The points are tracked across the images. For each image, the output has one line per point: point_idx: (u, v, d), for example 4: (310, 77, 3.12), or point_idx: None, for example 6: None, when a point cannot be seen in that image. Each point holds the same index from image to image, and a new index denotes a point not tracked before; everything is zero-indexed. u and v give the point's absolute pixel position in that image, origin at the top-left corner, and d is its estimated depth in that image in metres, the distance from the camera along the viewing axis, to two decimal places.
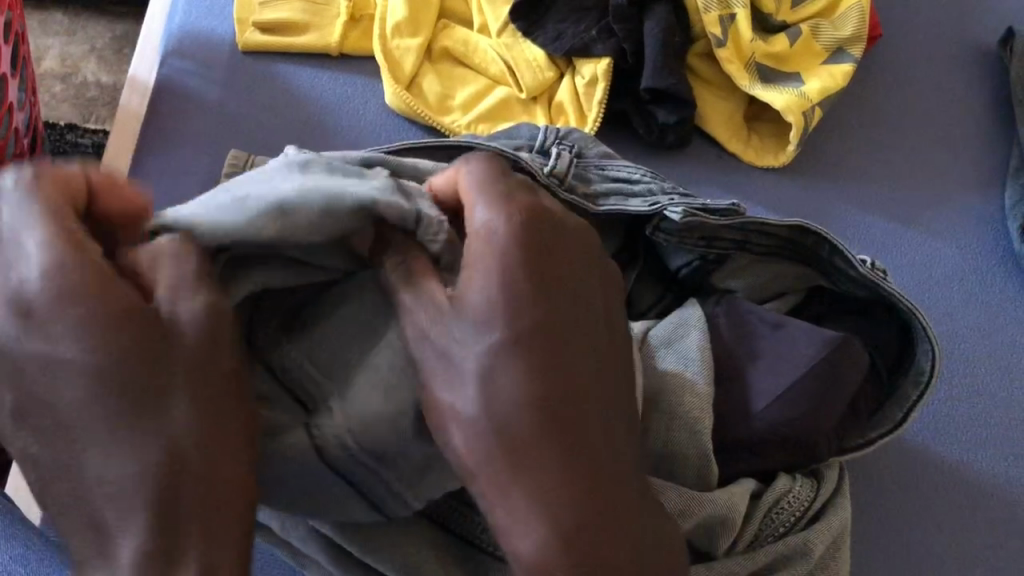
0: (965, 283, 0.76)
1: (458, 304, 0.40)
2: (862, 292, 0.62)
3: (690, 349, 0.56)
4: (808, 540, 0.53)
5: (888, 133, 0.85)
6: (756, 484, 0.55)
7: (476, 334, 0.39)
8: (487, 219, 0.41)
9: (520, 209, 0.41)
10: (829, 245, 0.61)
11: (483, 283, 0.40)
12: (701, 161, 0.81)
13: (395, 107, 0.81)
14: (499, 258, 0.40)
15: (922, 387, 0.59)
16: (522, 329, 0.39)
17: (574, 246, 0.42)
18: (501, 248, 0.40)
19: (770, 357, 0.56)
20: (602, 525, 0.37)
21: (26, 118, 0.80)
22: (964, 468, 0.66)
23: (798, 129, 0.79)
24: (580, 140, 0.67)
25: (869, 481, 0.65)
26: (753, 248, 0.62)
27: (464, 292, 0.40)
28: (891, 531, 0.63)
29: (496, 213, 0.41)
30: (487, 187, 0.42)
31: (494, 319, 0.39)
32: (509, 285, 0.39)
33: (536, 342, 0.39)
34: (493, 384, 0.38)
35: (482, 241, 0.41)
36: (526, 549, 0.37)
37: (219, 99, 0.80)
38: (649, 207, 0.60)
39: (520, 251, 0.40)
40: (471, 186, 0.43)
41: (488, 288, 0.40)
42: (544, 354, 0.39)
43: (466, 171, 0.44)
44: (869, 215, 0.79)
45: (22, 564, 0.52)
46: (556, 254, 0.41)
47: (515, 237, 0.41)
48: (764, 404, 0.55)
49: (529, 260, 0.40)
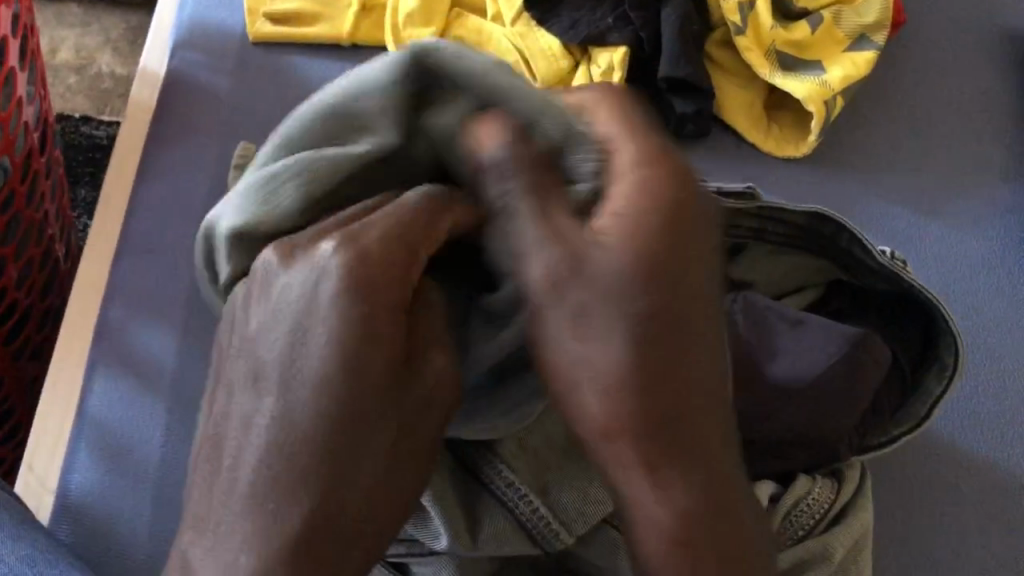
0: (992, 277, 0.74)
1: (585, 284, 0.41)
2: (882, 283, 0.60)
3: None
4: (828, 544, 0.52)
5: (913, 121, 0.82)
6: (775, 486, 0.54)
7: (610, 329, 0.40)
8: (610, 205, 0.42)
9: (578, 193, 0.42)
10: (847, 233, 0.59)
11: (613, 275, 0.41)
12: (720, 151, 0.80)
13: None
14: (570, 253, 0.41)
15: (946, 379, 0.57)
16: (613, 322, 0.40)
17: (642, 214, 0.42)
18: (619, 230, 0.41)
19: (789, 354, 0.55)
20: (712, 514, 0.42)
21: (36, 111, 0.80)
22: (991, 468, 0.64)
23: (819, 119, 0.78)
24: None
25: (892, 481, 0.63)
26: (769, 238, 0.61)
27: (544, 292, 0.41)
28: (915, 532, 0.61)
29: (620, 196, 0.42)
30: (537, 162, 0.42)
31: (620, 312, 0.40)
32: (648, 270, 0.40)
33: (659, 325, 0.40)
34: (627, 372, 0.40)
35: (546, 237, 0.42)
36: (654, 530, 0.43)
37: (230, 91, 0.79)
38: None
39: (645, 230, 0.41)
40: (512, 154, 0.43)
41: (624, 273, 0.40)
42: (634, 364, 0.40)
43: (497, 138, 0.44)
44: (893, 206, 0.77)
45: (31, 565, 0.51)
46: (690, 230, 0.41)
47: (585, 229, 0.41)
48: (782, 403, 0.53)
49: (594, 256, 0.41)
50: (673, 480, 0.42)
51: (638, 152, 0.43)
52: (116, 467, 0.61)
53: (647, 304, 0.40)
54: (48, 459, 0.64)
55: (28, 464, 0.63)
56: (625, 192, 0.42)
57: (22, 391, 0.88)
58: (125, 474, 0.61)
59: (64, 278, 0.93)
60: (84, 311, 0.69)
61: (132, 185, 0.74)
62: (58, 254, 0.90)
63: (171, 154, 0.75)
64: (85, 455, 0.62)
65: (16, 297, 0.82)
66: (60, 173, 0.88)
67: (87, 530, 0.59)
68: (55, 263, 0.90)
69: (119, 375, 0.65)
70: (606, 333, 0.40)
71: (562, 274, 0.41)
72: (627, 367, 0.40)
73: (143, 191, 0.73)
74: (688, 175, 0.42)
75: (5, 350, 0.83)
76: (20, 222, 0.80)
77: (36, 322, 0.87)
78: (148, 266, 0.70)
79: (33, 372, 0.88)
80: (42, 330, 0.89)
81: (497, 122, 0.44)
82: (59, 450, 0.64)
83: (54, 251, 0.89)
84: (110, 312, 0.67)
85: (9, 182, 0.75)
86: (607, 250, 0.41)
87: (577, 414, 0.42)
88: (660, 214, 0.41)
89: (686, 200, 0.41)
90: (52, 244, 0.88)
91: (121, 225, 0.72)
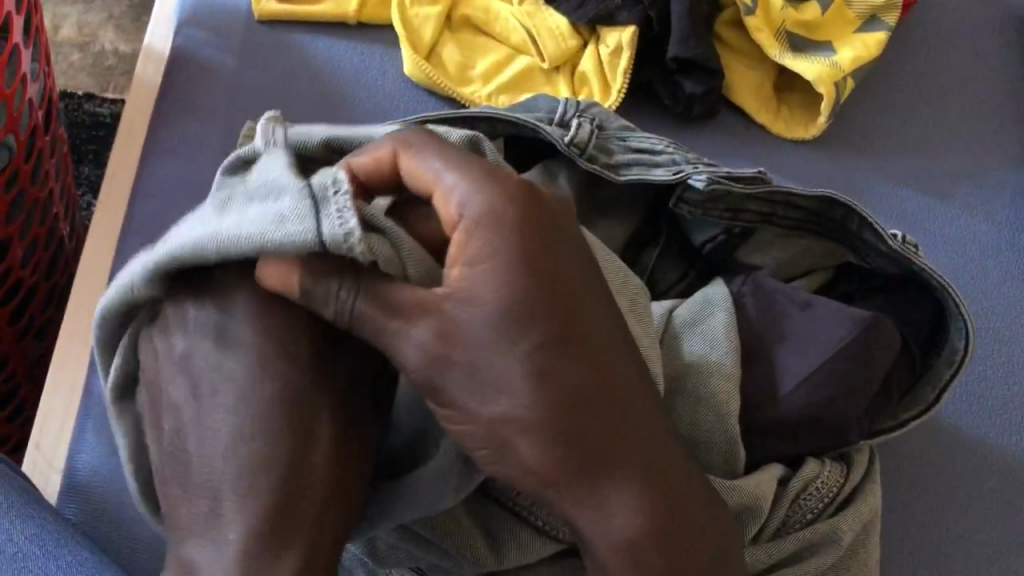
0: (1002, 261, 0.73)
1: (462, 304, 0.38)
2: (892, 268, 0.60)
3: (715, 330, 0.54)
4: (837, 528, 0.52)
5: (923, 103, 0.82)
6: (784, 470, 0.53)
7: (502, 340, 0.37)
8: (477, 209, 0.39)
9: (513, 191, 0.39)
10: (858, 217, 0.58)
11: (491, 290, 0.38)
12: (729, 132, 0.79)
13: (414, 77, 0.79)
14: (502, 257, 0.38)
15: (955, 366, 0.57)
16: (555, 320, 0.38)
17: (568, 222, 0.41)
18: (496, 233, 0.38)
19: (799, 337, 0.54)
20: (673, 517, 0.39)
21: (41, 89, 0.79)
22: (1000, 453, 0.64)
23: (829, 101, 0.77)
24: (600, 112, 0.64)
25: (900, 463, 0.63)
26: (779, 221, 0.60)
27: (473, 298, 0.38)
28: (922, 518, 0.61)
29: (477, 198, 0.39)
30: (465, 168, 0.40)
31: (518, 319, 0.37)
32: (517, 279, 0.38)
33: (569, 331, 0.38)
34: (543, 384, 0.37)
35: (477, 237, 0.38)
36: (614, 539, 0.38)
37: (235, 70, 0.78)
38: (673, 175, 0.58)
39: (511, 232, 0.38)
40: (443, 170, 0.41)
41: (500, 286, 0.38)
42: (573, 366, 0.38)
43: (425, 159, 0.41)
44: (902, 189, 0.77)
45: (38, 545, 0.51)
46: (556, 237, 0.40)
47: (513, 230, 0.38)
48: (792, 386, 0.53)
49: (532, 260, 0.38)
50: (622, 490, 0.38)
51: (458, 165, 0.41)
52: None
53: (488, 311, 0.37)
54: (55, 438, 0.63)
55: (36, 444, 0.63)
56: (480, 196, 0.39)
57: (27, 369, 0.88)
58: None
59: (68, 257, 0.93)
60: (90, 290, 0.69)
61: (136, 164, 0.74)
62: (63, 233, 0.90)
63: (176, 133, 0.74)
64: (92, 435, 0.62)
65: (21, 276, 0.82)
66: (64, 151, 0.88)
67: (94, 511, 0.59)
68: (59, 243, 0.89)
69: None
70: (499, 346, 0.37)
71: (458, 294, 0.38)
72: (546, 380, 0.37)
73: (148, 169, 0.72)
74: (528, 182, 0.41)
75: (11, 329, 0.83)
76: (25, 201, 0.79)
77: (41, 301, 0.87)
78: (153, 245, 0.69)
79: (38, 351, 0.88)
80: (46, 310, 0.88)
81: (393, 149, 0.42)
82: (66, 429, 0.64)
83: (58, 229, 0.88)
84: None
85: (13, 160, 0.75)
86: (476, 264, 0.38)
87: (507, 442, 0.38)
88: (515, 209, 0.39)
89: (526, 194, 0.40)
90: (57, 222, 0.87)
91: (126, 204, 0.72)
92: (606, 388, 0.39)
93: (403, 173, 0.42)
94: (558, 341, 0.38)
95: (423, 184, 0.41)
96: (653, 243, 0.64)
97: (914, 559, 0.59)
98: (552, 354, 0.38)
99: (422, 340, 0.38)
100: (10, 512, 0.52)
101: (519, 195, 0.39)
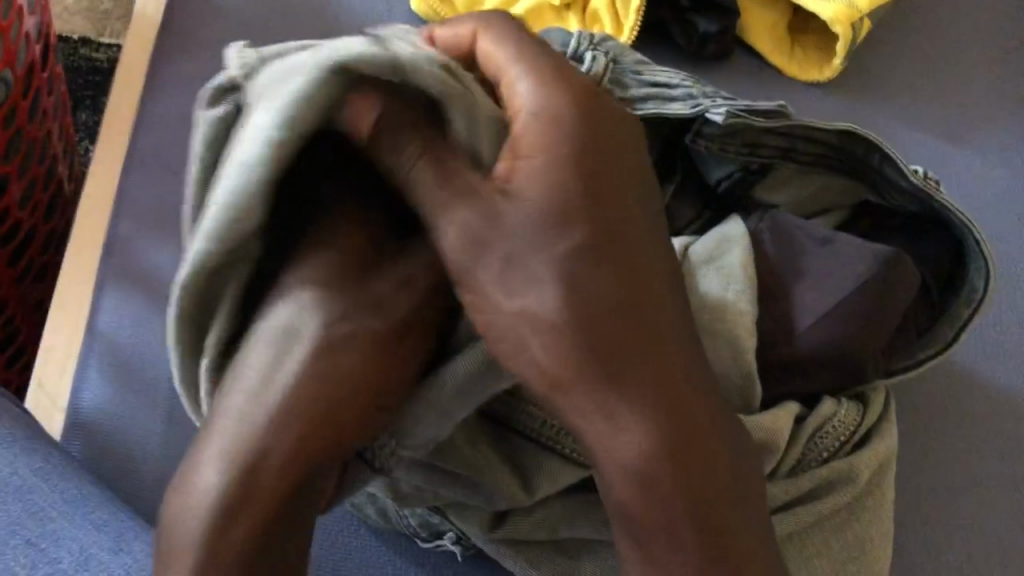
0: (1019, 207, 0.72)
1: (510, 188, 0.42)
2: (912, 206, 0.59)
3: (732, 263, 0.54)
4: (853, 466, 0.51)
5: (939, 46, 0.80)
6: (801, 407, 0.53)
7: (549, 232, 0.41)
8: (538, 99, 0.44)
9: (576, 91, 0.44)
10: (880, 153, 0.57)
11: (538, 175, 0.42)
12: (742, 73, 0.78)
13: (420, 14, 0.77)
14: (554, 147, 0.42)
15: (975, 306, 0.56)
16: (595, 215, 0.41)
17: (625, 133, 0.44)
18: (555, 125, 0.43)
19: (817, 273, 0.53)
20: (685, 445, 0.40)
21: (38, 24, 0.77)
22: (1013, 397, 0.63)
23: (846, 41, 0.75)
24: (615, 46, 0.62)
25: (913, 405, 0.62)
26: (798, 157, 0.59)
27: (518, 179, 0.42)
28: (935, 459, 0.60)
29: (546, 91, 0.44)
30: (536, 65, 0.45)
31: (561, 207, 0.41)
32: (567, 168, 0.42)
33: (607, 234, 0.41)
34: (573, 287, 0.40)
35: (533, 124, 0.43)
36: (622, 457, 0.40)
37: (238, 5, 0.76)
38: (693, 109, 0.57)
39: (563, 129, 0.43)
40: (512, 60, 0.46)
41: (546, 174, 0.41)
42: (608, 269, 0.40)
43: (498, 45, 0.47)
44: (918, 132, 0.76)
45: (43, 479, 0.50)
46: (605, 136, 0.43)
47: (573, 122, 0.43)
48: (810, 322, 0.52)
49: (581, 153, 0.42)
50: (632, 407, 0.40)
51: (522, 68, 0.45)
52: (127, 383, 0.60)
53: (533, 201, 0.41)
54: (58, 376, 0.63)
55: (38, 380, 0.63)
56: (545, 90, 0.44)
57: (26, 312, 0.87)
58: (136, 391, 0.60)
59: (67, 200, 0.91)
60: (92, 228, 0.68)
61: (137, 100, 0.72)
62: (61, 175, 0.88)
63: (178, 68, 0.73)
64: (94, 372, 0.61)
65: (20, 216, 0.80)
66: (61, 90, 0.86)
67: (98, 448, 0.58)
68: (58, 184, 0.88)
69: (129, 293, 0.64)
70: (537, 246, 0.41)
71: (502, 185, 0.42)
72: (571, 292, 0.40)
73: (150, 105, 0.71)
74: (589, 86, 0.45)
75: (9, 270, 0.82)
76: (23, 139, 0.78)
77: (40, 243, 0.86)
78: (156, 183, 0.68)
79: (38, 294, 0.87)
80: (46, 253, 0.87)
81: (476, 31, 0.47)
82: (68, 366, 0.63)
83: (57, 170, 0.87)
84: (118, 228, 0.66)
85: (11, 96, 0.73)
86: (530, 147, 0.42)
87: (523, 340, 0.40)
88: (567, 109, 0.43)
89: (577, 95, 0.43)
90: (55, 163, 0.86)
91: (128, 140, 0.70)
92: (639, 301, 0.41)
93: (480, 55, 0.47)
94: (593, 236, 0.41)
95: (495, 65, 0.46)
96: (670, 180, 0.61)
97: (927, 499, 0.59)
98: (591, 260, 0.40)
99: (468, 228, 0.41)
100: (15, 445, 0.51)
101: (582, 94, 0.44)
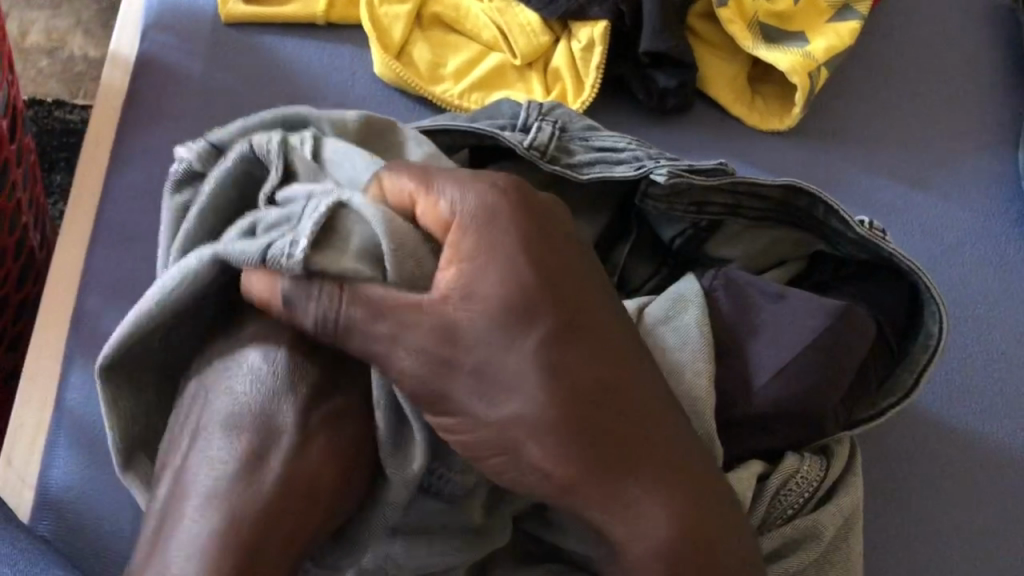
0: (981, 248, 0.73)
1: (463, 290, 0.43)
2: (863, 254, 0.59)
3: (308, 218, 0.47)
4: (818, 521, 0.52)
5: (897, 90, 0.82)
6: (763, 465, 0.53)
7: (503, 334, 0.42)
8: (471, 207, 0.45)
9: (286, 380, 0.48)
10: (824, 205, 0.57)
11: (476, 284, 0.43)
12: (703, 124, 0.78)
13: (384, 77, 0.78)
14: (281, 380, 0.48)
15: (931, 351, 0.56)
16: (550, 307, 0.43)
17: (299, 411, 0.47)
18: (496, 259, 0.44)
19: (771, 328, 0.54)
20: (699, 526, 0.43)
21: (3, 98, 0.77)
22: (985, 441, 0.63)
23: (803, 90, 0.76)
24: (564, 113, 0.63)
25: (881, 452, 0.63)
26: (746, 212, 0.60)
27: (469, 291, 0.43)
28: (906, 510, 0.61)
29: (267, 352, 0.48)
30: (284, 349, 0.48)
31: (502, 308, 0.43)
32: (508, 257, 0.44)
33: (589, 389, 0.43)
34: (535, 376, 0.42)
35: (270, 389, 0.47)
36: (653, 540, 0.42)
37: (203, 73, 0.77)
38: (636, 171, 0.58)
39: (525, 271, 0.44)
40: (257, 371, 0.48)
41: (491, 303, 0.43)
42: (577, 405, 0.42)
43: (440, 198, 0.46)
44: (878, 177, 0.77)
45: (9, 564, 0.50)
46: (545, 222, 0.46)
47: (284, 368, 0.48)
48: (765, 379, 0.52)
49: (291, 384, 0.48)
50: (611, 463, 0.42)
51: (449, 185, 0.46)
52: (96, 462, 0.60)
53: (487, 300, 0.43)
54: (26, 455, 0.62)
55: (7, 459, 0.62)
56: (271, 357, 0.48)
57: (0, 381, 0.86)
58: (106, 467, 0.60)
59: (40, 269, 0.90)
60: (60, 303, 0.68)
61: (103, 173, 0.72)
62: (33, 243, 0.88)
63: (143, 138, 0.73)
64: (64, 450, 0.61)
65: None
66: (31, 160, 0.86)
67: None
68: (30, 254, 0.88)
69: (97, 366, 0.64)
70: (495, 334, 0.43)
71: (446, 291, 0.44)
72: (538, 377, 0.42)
73: (118, 175, 0.71)
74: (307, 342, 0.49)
75: None
76: None
77: (12, 314, 0.85)
78: (123, 255, 0.68)
79: (11, 363, 0.87)
80: (18, 322, 0.87)
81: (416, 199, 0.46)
82: (37, 443, 0.62)
83: (28, 240, 0.87)
84: (86, 302, 0.66)
85: None
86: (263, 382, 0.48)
87: (619, 481, 0.42)
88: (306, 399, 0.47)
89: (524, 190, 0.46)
90: (26, 233, 0.86)
91: (96, 213, 0.70)
92: (633, 428, 0.43)
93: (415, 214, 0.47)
94: (555, 342, 0.43)
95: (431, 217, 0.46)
96: (625, 240, 0.63)
97: (900, 549, 0.59)
98: (572, 405, 0.42)
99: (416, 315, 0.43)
100: None
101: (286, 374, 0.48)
